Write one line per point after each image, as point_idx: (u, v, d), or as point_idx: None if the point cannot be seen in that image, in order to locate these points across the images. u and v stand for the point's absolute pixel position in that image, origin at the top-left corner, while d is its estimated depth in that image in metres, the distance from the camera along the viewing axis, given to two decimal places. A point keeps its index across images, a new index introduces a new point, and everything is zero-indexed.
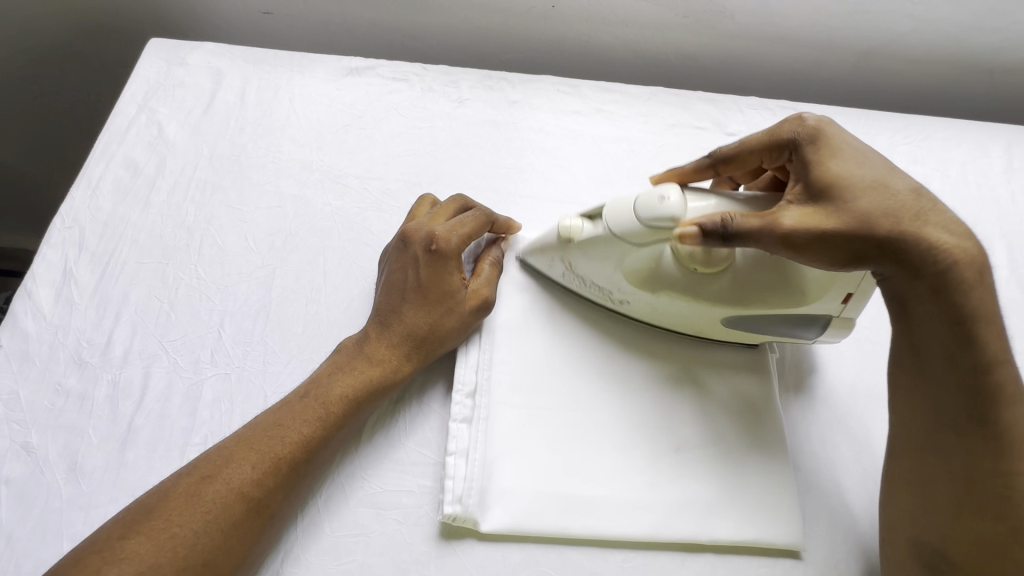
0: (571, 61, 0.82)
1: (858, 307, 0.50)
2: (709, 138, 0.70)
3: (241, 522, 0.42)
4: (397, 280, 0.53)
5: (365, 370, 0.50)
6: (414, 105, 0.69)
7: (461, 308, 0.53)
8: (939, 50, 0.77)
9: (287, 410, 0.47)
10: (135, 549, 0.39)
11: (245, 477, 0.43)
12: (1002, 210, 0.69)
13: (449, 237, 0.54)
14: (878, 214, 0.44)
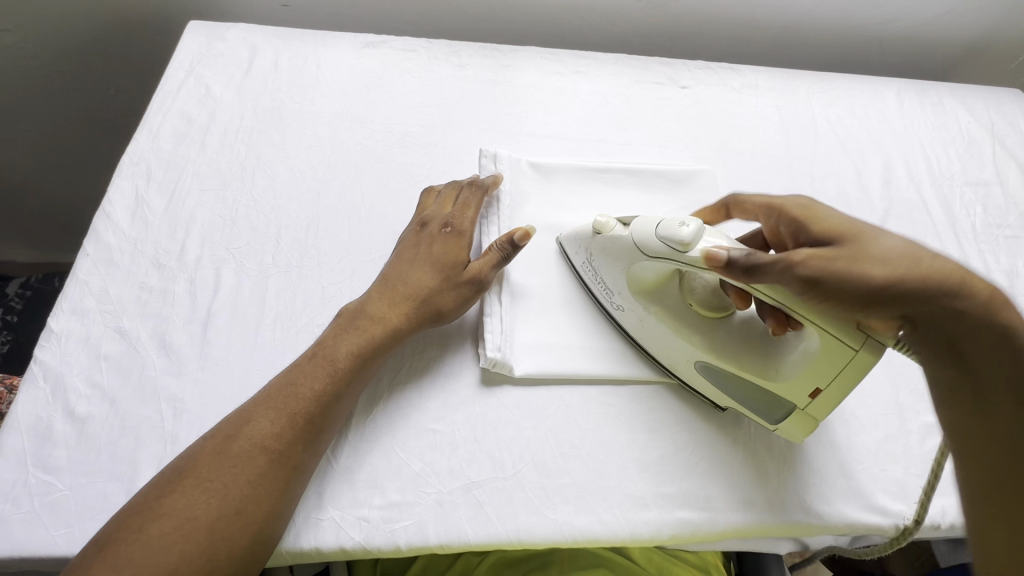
0: (549, 39, 0.97)
1: (828, 406, 0.52)
2: (668, 91, 0.86)
3: (351, 375, 0.52)
4: (413, 250, 0.60)
5: (367, 329, 0.54)
6: (423, 69, 0.82)
7: (459, 278, 0.58)
8: (840, 21, 0.97)
9: (366, 304, 0.56)
10: (280, 395, 0.50)
11: (351, 343, 0.53)
12: (897, 134, 0.87)
13: (461, 218, 0.61)
14: (899, 265, 0.47)
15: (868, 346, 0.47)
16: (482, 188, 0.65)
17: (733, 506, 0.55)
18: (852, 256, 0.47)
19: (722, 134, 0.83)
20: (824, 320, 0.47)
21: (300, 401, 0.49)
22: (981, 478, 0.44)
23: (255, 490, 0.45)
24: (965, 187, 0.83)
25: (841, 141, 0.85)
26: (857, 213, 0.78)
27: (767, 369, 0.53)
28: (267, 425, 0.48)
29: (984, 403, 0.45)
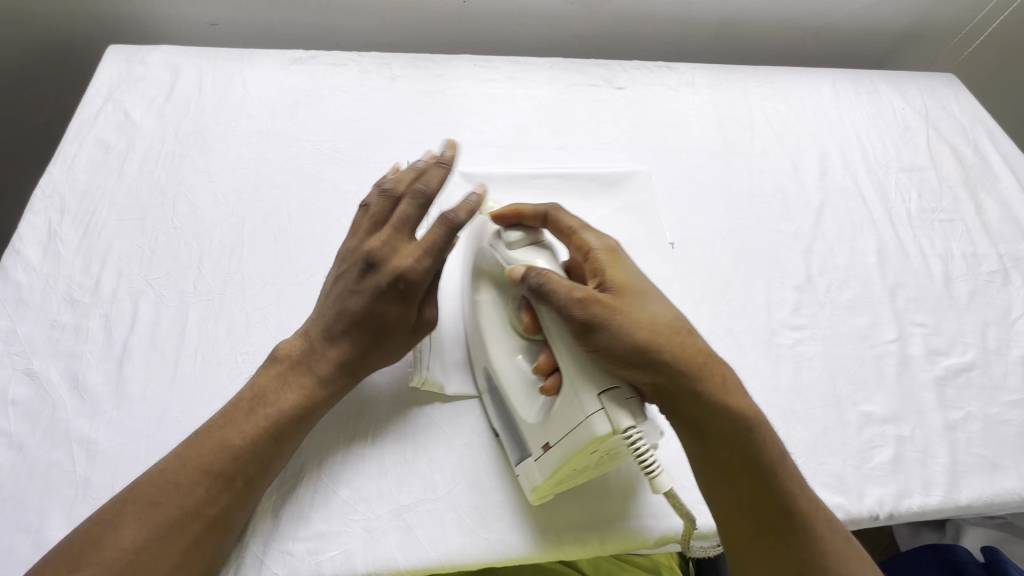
0: (486, 45, 0.97)
1: (546, 467, 0.49)
2: (604, 92, 0.86)
3: (288, 436, 0.50)
4: (358, 300, 0.52)
5: (310, 378, 0.52)
6: (353, 83, 0.80)
7: (406, 310, 0.53)
8: (774, 15, 0.98)
9: (308, 360, 0.52)
10: (213, 451, 0.47)
11: (289, 401, 0.50)
12: (833, 125, 0.88)
13: (404, 237, 0.54)
14: (653, 332, 0.47)
15: (597, 418, 0.45)
16: (423, 196, 0.55)
17: (673, 510, 0.54)
18: (633, 319, 0.47)
19: (659, 133, 0.83)
20: (568, 363, 0.47)
21: (229, 464, 0.47)
22: (727, 508, 0.48)
23: (179, 561, 0.44)
24: (900, 174, 0.84)
25: (778, 134, 0.86)
26: (794, 205, 0.78)
27: (524, 403, 0.51)
28: (194, 489, 0.45)
29: (722, 455, 0.48)
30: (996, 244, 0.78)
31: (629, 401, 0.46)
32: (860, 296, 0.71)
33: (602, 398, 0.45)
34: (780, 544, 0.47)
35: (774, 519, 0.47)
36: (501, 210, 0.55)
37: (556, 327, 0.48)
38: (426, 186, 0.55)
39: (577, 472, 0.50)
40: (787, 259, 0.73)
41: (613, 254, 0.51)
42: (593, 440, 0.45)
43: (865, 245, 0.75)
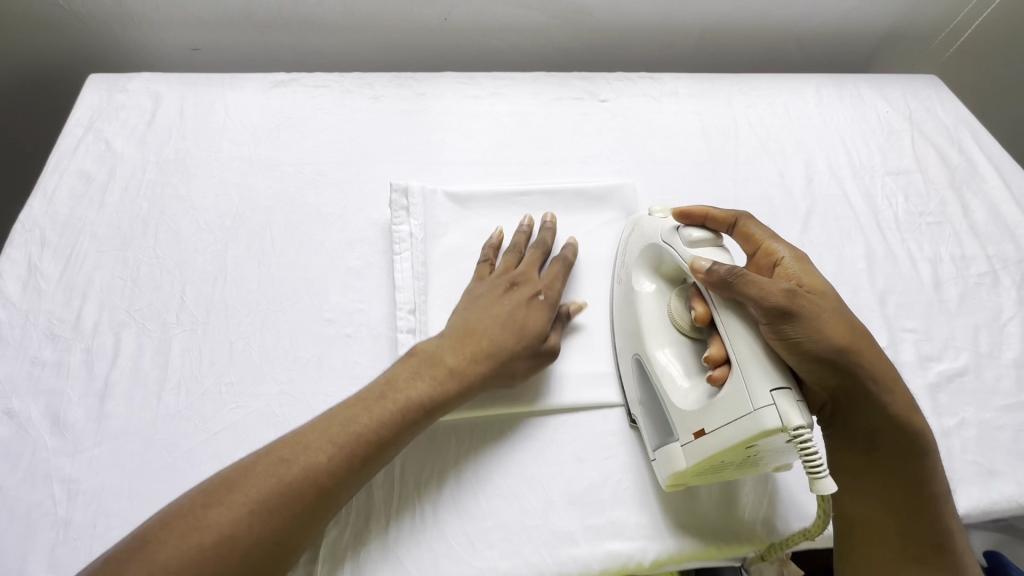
0: (469, 60, 0.97)
1: (699, 453, 0.49)
2: (588, 105, 0.86)
3: (414, 422, 0.50)
4: (502, 309, 0.57)
5: (442, 380, 0.52)
6: (336, 104, 0.80)
7: (534, 334, 0.57)
8: (756, 22, 0.98)
9: (445, 359, 0.53)
10: (314, 440, 0.47)
11: (420, 389, 0.51)
12: (818, 130, 0.88)
13: (552, 283, 0.62)
14: (842, 334, 0.48)
15: (769, 411, 0.44)
16: (547, 246, 0.65)
17: (662, 532, 0.54)
18: (829, 317, 0.48)
19: (643, 145, 0.82)
20: (741, 350, 0.47)
21: (358, 440, 0.47)
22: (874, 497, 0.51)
23: (295, 520, 0.43)
24: (886, 178, 0.84)
25: (763, 142, 0.86)
26: (781, 213, 0.78)
27: (686, 390, 0.52)
28: (322, 455, 0.46)
29: (893, 452, 0.50)
30: (984, 246, 0.77)
31: (797, 400, 0.45)
32: (850, 304, 0.70)
33: (776, 393, 0.45)
34: (908, 530, 0.50)
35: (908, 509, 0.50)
36: (688, 209, 0.57)
37: (738, 321, 0.48)
38: (568, 255, 0.65)
39: (728, 464, 0.50)
40: None
41: (804, 262, 0.53)
42: (759, 433, 0.44)
43: (854, 251, 0.75)
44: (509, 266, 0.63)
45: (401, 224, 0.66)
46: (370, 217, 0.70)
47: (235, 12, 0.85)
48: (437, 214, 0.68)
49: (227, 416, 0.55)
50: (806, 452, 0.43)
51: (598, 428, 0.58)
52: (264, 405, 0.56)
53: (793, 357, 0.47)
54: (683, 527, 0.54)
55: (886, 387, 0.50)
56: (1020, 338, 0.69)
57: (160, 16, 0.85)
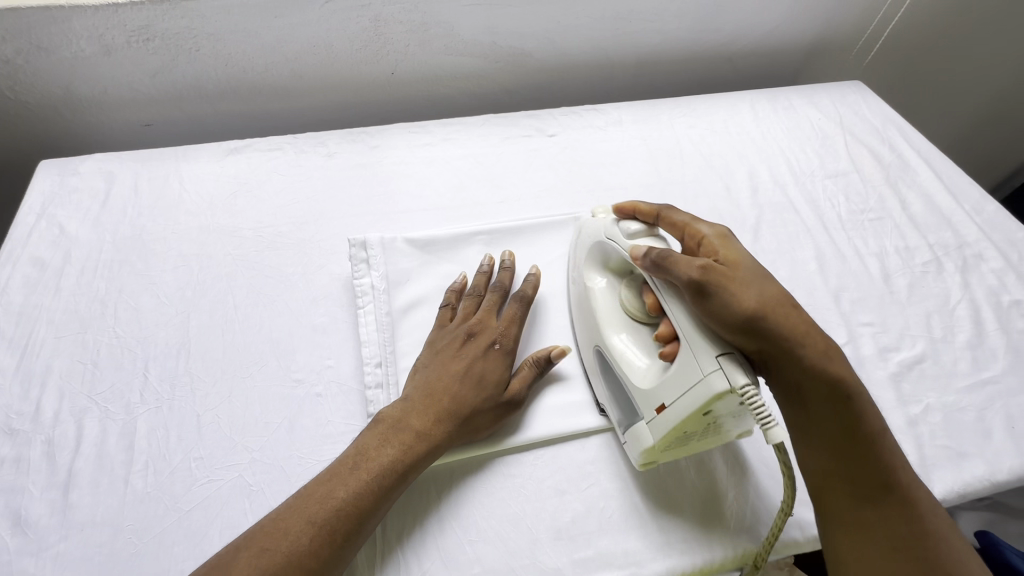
0: (420, 109, 1.00)
1: (662, 430, 0.51)
2: (537, 141, 0.89)
3: (390, 489, 0.50)
4: (460, 366, 0.58)
5: (411, 442, 0.53)
6: (291, 165, 0.82)
7: (498, 393, 0.57)
8: (687, 49, 1.04)
9: (410, 419, 0.54)
10: (293, 523, 0.47)
11: (391, 455, 0.52)
12: (756, 142, 0.93)
13: (507, 329, 0.61)
14: (762, 297, 0.49)
15: (715, 375, 0.47)
16: (503, 286, 0.65)
17: (651, 560, 0.53)
18: (745, 283, 0.50)
19: (593, 173, 0.85)
20: (684, 327, 0.50)
21: (336, 516, 0.47)
22: None
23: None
24: (826, 181, 0.88)
25: (707, 158, 0.89)
26: (731, 224, 0.80)
27: (644, 372, 0.55)
28: (302, 538, 0.46)
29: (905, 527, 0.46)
30: (925, 235, 0.81)
31: (741, 364, 0.47)
32: (807, 305, 0.73)
33: (720, 358, 0.47)
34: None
35: (870, 487, 0.48)
36: (623, 206, 0.63)
37: (677, 303, 0.52)
38: (525, 293, 0.65)
39: (692, 434, 0.52)
40: None
41: (725, 238, 0.54)
42: (710, 397, 0.46)
43: (804, 254, 0.78)
44: (466, 314, 0.63)
45: (363, 277, 0.67)
46: (332, 272, 0.70)
47: (184, 86, 0.87)
48: (396, 262, 0.69)
49: (197, 492, 0.54)
50: (757, 408, 0.44)
51: (577, 457, 0.59)
52: (236, 476, 0.55)
53: (717, 325, 0.48)
54: (669, 549, 0.54)
55: (819, 356, 0.49)
56: (970, 320, 0.72)
57: (110, 97, 0.86)
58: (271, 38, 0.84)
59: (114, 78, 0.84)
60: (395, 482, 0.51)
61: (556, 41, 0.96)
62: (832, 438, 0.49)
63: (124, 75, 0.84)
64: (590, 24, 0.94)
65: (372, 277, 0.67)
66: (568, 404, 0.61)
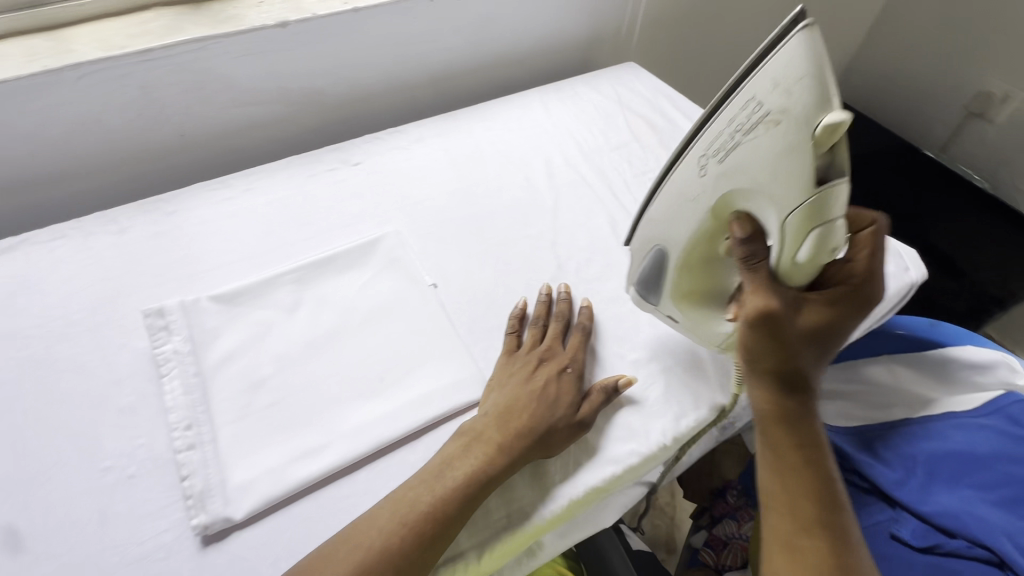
0: (225, 164, 0.99)
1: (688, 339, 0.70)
2: (343, 172, 0.92)
3: (473, 496, 0.54)
4: (534, 386, 0.62)
5: (488, 448, 0.57)
6: (78, 249, 0.78)
7: (569, 416, 0.61)
8: (475, 59, 1.12)
9: (507, 421, 0.59)
10: (347, 547, 0.50)
11: (473, 463, 0.56)
12: (549, 132, 1.02)
13: (573, 351, 0.67)
14: (809, 347, 0.57)
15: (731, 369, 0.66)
16: (565, 316, 0.71)
17: (485, 534, 0.57)
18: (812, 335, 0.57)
19: (401, 190, 0.89)
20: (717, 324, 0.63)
21: (424, 522, 0.52)
22: (803, 522, 0.55)
23: None
24: (612, 153, 0.99)
25: (507, 155, 0.97)
26: (533, 209, 0.88)
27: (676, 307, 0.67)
28: (377, 557, 0.49)
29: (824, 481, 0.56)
30: None
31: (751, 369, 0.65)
32: (605, 264, 0.81)
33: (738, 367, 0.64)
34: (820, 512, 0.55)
35: (806, 454, 0.57)
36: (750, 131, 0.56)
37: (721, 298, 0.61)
38: (585, 322, 0.71)
39: None
40: (537, 256, 0.81)
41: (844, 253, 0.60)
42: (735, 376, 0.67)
43: (598, 221, 0.87)
44: (538, 339, 0.68)
45: (164, 344, 0.66)
46: (135, 347, 0.68)
47: None
48: (201, 322, 0.69)
49: None
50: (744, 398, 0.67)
51: (409, 460, 0.61)
52: None
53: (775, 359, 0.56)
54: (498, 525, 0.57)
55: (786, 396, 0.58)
56: None
57: None
58: (29, 126, 0.79)
59: None
60: (524, 453, 0.58)
61: (345, 74, 0.99)
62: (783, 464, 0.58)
63: None
64: (373, 52, 0.99)
65: (174, 342, 0.67)
66: (392, 413, 0.63)
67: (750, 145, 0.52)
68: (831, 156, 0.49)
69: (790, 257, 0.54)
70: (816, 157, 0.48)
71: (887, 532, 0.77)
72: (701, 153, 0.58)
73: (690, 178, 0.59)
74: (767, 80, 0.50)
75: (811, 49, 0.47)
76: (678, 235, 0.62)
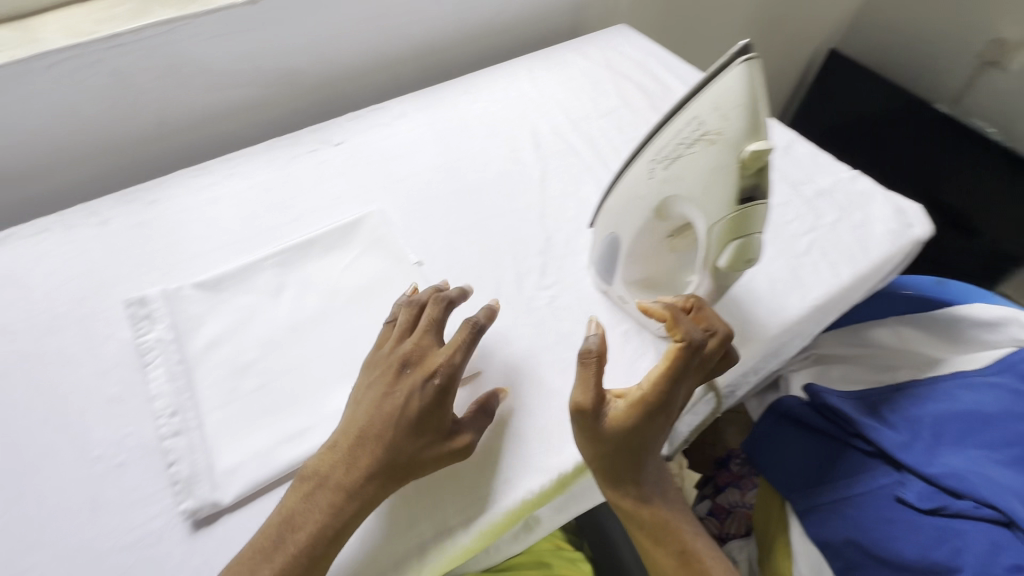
0: (208, 148, 0.98)
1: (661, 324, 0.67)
2: (324, 152, 0.90)
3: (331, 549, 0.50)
4: (393, 403, 0.54)
5: (332, 495, 0.52)
6: (61, 243, 0.77)
7: (441, 440, 0.55)
8: (458, 30, 1.08)
9: (349, 461, 0.53)
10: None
11: (319, 520, 0.51)
12: (535, 101, 0.99)
13: (452, 355, 0.56)
14: (640, 446, 0.56)
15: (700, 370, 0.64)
16: (448, 304, 0.60)
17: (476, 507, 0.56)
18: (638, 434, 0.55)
19: (384, 168, 0.87)
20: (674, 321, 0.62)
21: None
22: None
23: None
24: (600, 120, 0.95)
25: (492, 127, 0.94)
26: (519, 181, 0.86)
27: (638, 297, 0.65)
28: None
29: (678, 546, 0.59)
30: None
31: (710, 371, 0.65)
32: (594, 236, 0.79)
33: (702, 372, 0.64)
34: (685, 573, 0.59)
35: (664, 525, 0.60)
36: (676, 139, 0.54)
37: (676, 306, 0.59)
38: (477, 317, 0.59)
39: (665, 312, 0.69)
40: (524, 230, 0.79)
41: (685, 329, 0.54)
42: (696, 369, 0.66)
43: (587, 191, 0.84)
44: (402, 336, 0.59)
45: (147, 333, 0.66)
46: (120, 337, 0.68)
47: None
48: (184, 308, 0.68)
49: None
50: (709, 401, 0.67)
51: None
52: None
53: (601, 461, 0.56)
54: (452, 525, 0.56)
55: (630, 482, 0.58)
56: None
57: None
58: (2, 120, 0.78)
59: None
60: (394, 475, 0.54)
61: (323, 52, 0.96)
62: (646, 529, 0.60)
63: None
64: (350, 28, 0.96)
65: (157, 330, 0.66)
66: None
67: (685, 165, 0.48)
68: (755, 180, 0.46)
69: (715, 264, 0.51)
70: (742, 182, 0.46)
71: (891, 496, 0.75)
72: (647, 154, 0.52)
73: (639, 174, 0.54)
74: (708, 105, 0.46)
75: (750, 81, 0.43)
76: (625, 228, 0.59)
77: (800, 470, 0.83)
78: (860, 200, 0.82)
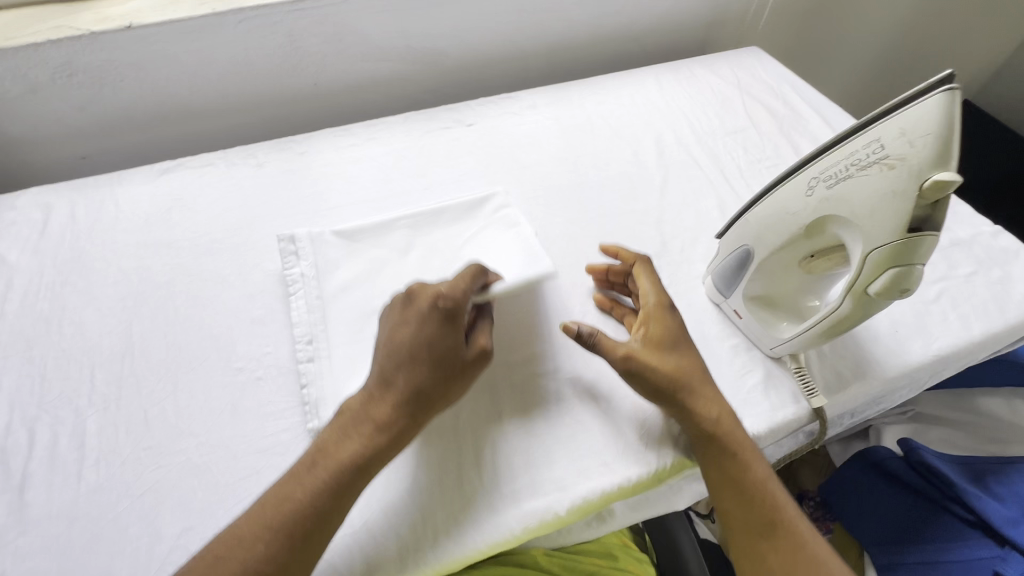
0: (347, 113, 1.06)
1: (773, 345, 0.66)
2: (456, 131, 0.95)
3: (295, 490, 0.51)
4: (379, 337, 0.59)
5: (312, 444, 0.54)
6: (222, 177, 0.86)
7: (400, 370, 0.55)
8: (593, 32, 1.11)
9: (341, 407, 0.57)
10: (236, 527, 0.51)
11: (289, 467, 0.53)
12: (661, 110, 1.00)
13: (433, 288, 0.58)
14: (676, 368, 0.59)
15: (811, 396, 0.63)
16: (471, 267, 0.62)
17: (573, 480, 0.58)
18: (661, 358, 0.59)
19: (511, 153, 0.91)
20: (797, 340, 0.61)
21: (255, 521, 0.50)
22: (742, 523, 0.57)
23: None
24: (726, 137, 0.95)
25: (617, 129, 0.96)
26: (640, 185, 0.87)
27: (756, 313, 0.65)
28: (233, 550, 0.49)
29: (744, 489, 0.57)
30: None
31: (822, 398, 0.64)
32: (710, 248, 0.79)
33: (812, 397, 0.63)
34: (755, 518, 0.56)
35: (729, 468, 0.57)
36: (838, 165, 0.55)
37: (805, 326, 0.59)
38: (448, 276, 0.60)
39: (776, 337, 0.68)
40: (642, 232, 0.80)
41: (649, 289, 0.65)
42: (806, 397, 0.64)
43: (707, 204, 0.85)
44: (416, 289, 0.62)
45: (293, 268, 0.73)
46: (266, 268, 0.75)
47: (113, 115, 0.91)
48: (324, 251, 0.74)
49: (148, 477, 0.57)
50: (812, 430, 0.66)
51: None
52: (183, 460, 0.59)
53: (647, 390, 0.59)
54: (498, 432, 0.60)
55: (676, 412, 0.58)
56: None
57: (42, 134, 0.90)
58: (192, 63, 0.88)
59: (42, 113, 0.87)
60: (392, 439, 0.54)
61: (468, 38, 1.02)
62: (727, 464, 0.57)
63: (51, 112, 0.88)
64: (496, 18, 1.01)
65: (300, 266, 0.73)
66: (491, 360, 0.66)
67: (855, 184, 0.49)
68: (930, 211, 0.47)
69: (864, 289, 0.51)
70: (917, 211, 0.46)
71: (990, 570, 0.71)
72: (811, 171, 0.53)
73: (795, 190, 0.55)
74: (894, 128, 0.47)
75: (947, 111, 0.44)
76: (763, 240, 0.59)
77: (882, 524, 0.81)
78: (1001, 257, 0.77)
